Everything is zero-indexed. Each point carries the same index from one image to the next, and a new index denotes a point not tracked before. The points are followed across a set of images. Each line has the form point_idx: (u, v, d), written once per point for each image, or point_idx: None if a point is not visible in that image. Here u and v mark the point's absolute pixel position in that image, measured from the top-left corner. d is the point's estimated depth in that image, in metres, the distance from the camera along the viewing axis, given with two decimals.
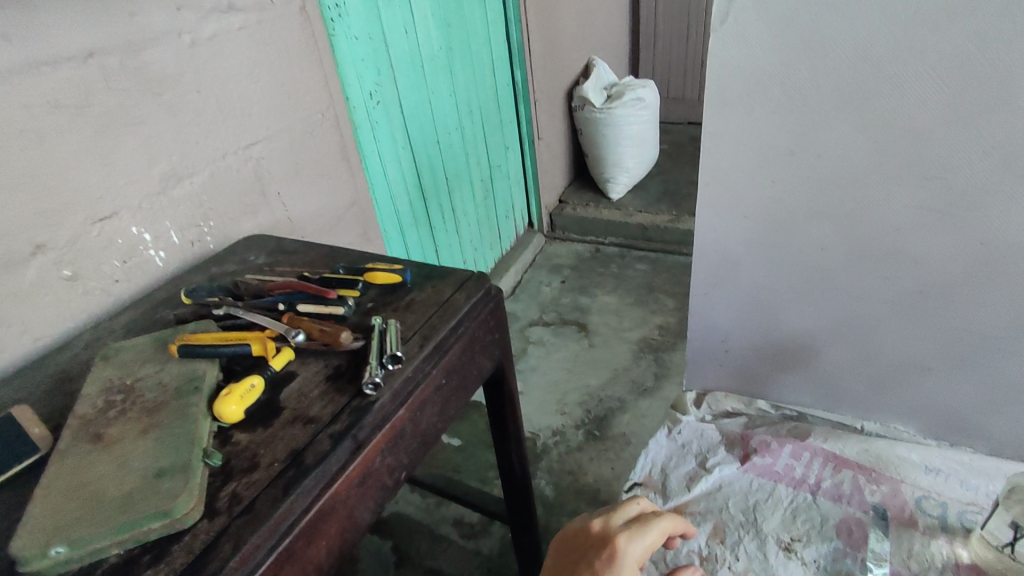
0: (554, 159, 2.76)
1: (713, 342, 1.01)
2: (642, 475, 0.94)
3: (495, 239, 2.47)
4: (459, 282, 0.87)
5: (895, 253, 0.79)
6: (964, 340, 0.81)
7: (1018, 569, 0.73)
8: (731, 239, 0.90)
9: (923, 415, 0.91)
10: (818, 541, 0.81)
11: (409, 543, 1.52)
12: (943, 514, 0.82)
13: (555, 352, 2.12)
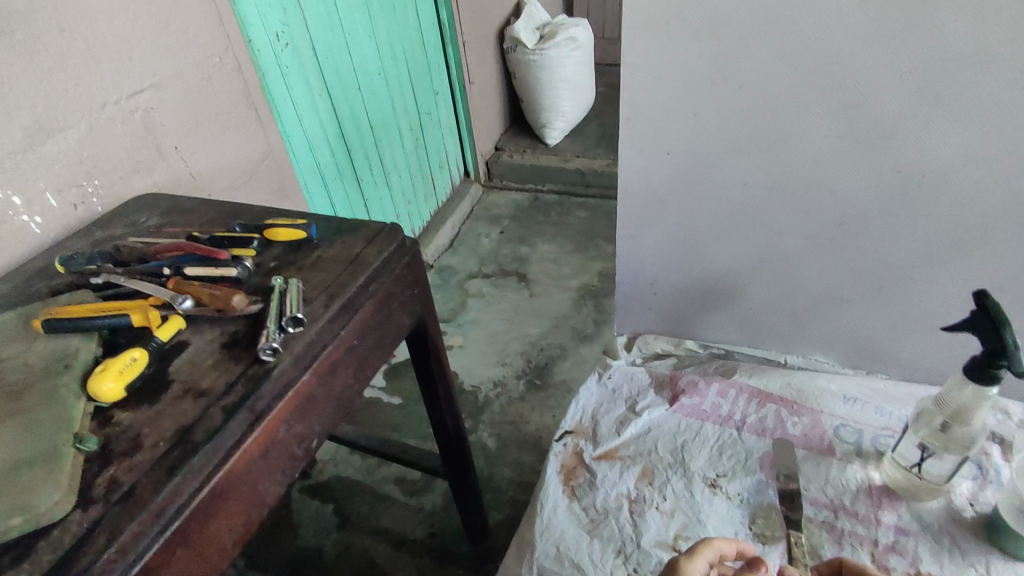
0: (489, 105, 2.66)
1: (641, 285, 0.99)
2: (573, 423, 0.93)
3: (429, 190, 2.39)
4: (371, 234, 0.80)
5: (815, 186, 0.78)
6: (881, 271, 0.82)
7: (925, 487, 0.75)
8: (655, 179, 0.87)
9: (843, 346, 0.93)
10: (742, 475, 0.83)
11: (351, 504, 1.51)
12: (859, 440, 0.85)
13: (495, 304, 2.09)
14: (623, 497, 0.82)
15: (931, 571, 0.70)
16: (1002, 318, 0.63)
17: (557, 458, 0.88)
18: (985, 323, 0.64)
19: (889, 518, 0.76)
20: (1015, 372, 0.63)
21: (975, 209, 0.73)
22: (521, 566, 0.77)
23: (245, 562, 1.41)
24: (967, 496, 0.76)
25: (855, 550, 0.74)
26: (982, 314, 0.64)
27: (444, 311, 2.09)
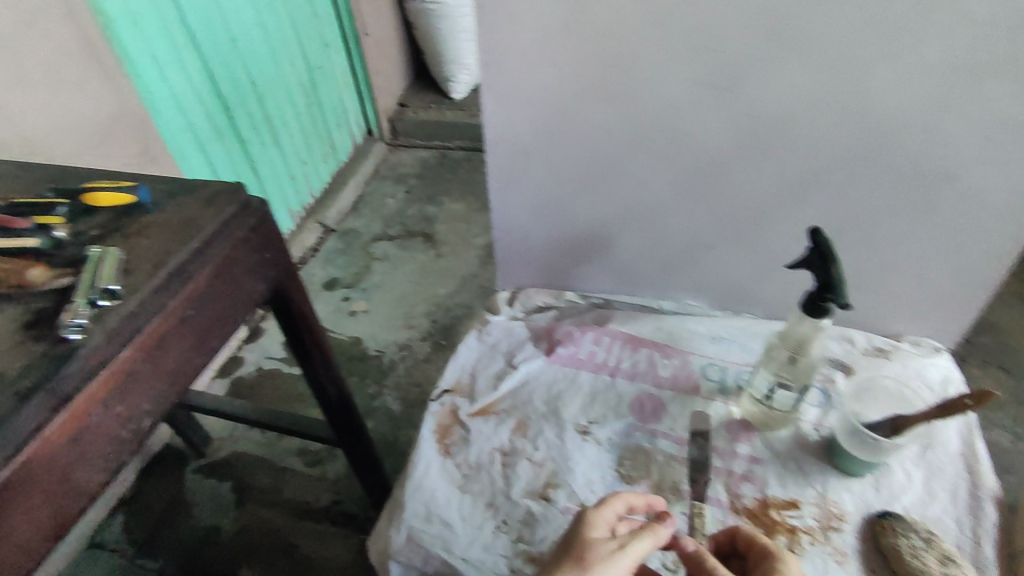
0: (390, 56, 2.51)
1: (518, 239, 0.98)
2: (451, 381, 0.91)
3: (327, 150, 2.22)
4: (209, 196, 0.73)
5: (672, 132, 0.78)
6: (739, 215, 0.84)
7: (774, 416, 0.80)
8: (520, 129, 0.84)
9: (712, 290, 0.95)
10: (613, 420, 0.84)
11: (250, 479, 1.46)
12: (723, 378, 0.88)
13: (401, 267, 2.04)
14: (496, 451, 0.82)
15: (776, 494, 0.75)
16: (831, 255, 0.65)
17: (433, 417, 0.87)
18: (817, 261, 0.67)
19: (743, 450, 0.79)
20: (840, 305, 0.66)
21: (821, 150, 0.74)
22: (392, 528, 0.76)
23: (136, 550, 1.34)
24: (813, 422, 0.81)
25: (711, 482, 0.77)
26: (815, 252, 0.67)
27: (347, 275, 2.02)
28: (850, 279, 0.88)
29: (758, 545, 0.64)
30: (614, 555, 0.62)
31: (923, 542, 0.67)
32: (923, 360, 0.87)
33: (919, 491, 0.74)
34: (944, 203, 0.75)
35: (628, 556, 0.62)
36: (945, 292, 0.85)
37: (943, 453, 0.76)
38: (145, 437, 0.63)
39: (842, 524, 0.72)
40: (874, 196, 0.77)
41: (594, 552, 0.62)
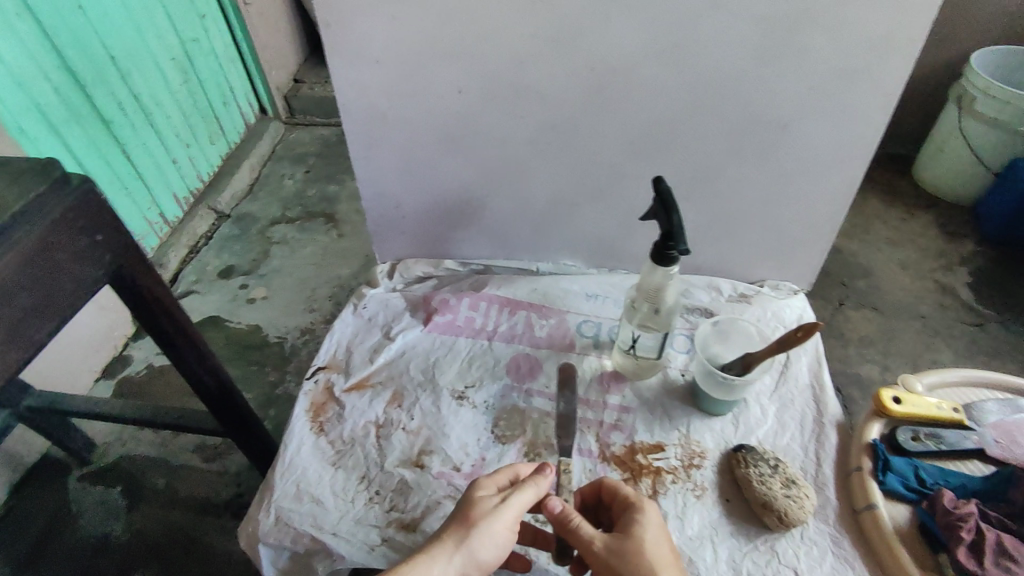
0: (279, 27, 2.35)
1: (389, 208, 0.95)
2: (326, 358, 0.89)
3: (215, 130, 2.06)
4: (19, 173, 0.67)
5: (523, 89, 0.77)
6: (596, 171, 0.85)
7: (642, 366, 0.82)
8: (372, 92, 0.81)
9: (585, 248, 0.96)
10: (488, 383, 0.84)
11: (142, 482, 1.32)
12: (597, 334, 0.89)
13: (301, 249, 1.94)
14: (371, 424, 0.80)
15: (643, 439, 0.77)
16: (671, 202, 0.67)
17: (306, 396, 0.84)
18: (661, 210, 0.68)
19: (614, 400, 0.81)
20: (683, 251, 0.68)
21: (665, 99, 0.76)
22: (259, 512, 0.72)
23: (12, 569, 1.18)
24: (680, 369, 0.84)
25: (583, 434, 0.78)
26: (659, 200, 0.68)
27: (244, 262, 1.90)
28: (712, 228, 0.91)
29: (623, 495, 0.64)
30: (499, 510, 0.59)
31: (771, 468, 0.71)
32: (781, 302, 0.91)
33: (772, 424, 0.78)
34: (782, 149, 0.79)
35: (513, 509, 0.60)
36: (795, 236, 0.90)
37: (794, 386, 0.82)
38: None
39: (702, 461, 0.75)
40: (718, 145, 0.80)
41: (478, 509, 0.59)
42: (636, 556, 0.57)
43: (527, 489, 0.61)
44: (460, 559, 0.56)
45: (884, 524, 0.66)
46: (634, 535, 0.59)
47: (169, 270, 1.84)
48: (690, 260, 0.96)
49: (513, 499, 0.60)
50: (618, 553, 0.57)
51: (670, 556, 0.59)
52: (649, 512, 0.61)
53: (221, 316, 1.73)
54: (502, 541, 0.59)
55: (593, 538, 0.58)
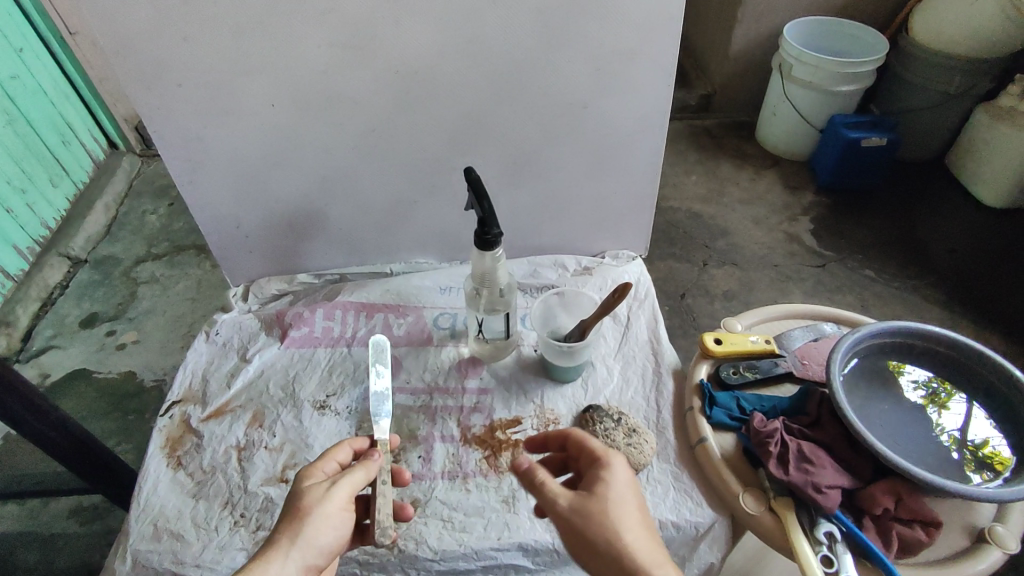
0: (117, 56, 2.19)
1: (229, 230, 0.93)
2: (180, 391, 0.86)
3: (55, 171, 1.90)
4: None
5: (332, 97, 0.79)
6: (425, 168, 0.88)
7: (495, 347, 0.87)
8: (181, 114, 0.79)
9: (434, 244, 0.99)
10: (350, 388, 0.85)
11: (11, 561, 1.16)
12: (453, 324, 0.93)
13: (172, 286, 1.83)
14: (232, 448, 0.79)
15: (502, 416, 0.81)
16: (482, 189, 0.72)
17: (160, 433, 0.82)
18: (475, 197, 0.73)
19: (473, 384, 0.85)
20: (496, 236, 0.73)
21: (469, 89, 0.80)
22: (115, 561, 0.70)
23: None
24: (532, 344, 0.90)
25: (445, 421, 0.81)
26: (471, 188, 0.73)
27: (109, 307, 1.77)
28: (549, 208, 0.96)
29: (595, 449, 0.57)
30: (330, 493, 0.57)
31: (615, 421, 0.78)
32: (620, 268, 0.99)
33: (618, 381, 0.85)
34: (587, 128, 0.86)
35: (344, 490, 0.58)
36: (624, 208, 0.97)
37: (635, 343, 0.89)
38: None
39: (557, 427, 0.80)
40: (530, 130, 0.85)
41: (307, 499, 0.57)
42: (602, 514, 0.51)
43: (356, 468, 0.60)
44: (297, 555, 0.54)
45: (713, 454, 0.73)
46: (600, 493, 0.53)
47: (20, 328, 1.71)
48: (537, 242, 1.01)
49: (343, 483, 0.58)
50: (581, 512, 0.52)
51: (640, 515, 0.52)
52: (618, 472, 0.55)
53: (88, 367, 1.61)
54: (340, 526, 0.57)
55: (558, 495, 0.53)
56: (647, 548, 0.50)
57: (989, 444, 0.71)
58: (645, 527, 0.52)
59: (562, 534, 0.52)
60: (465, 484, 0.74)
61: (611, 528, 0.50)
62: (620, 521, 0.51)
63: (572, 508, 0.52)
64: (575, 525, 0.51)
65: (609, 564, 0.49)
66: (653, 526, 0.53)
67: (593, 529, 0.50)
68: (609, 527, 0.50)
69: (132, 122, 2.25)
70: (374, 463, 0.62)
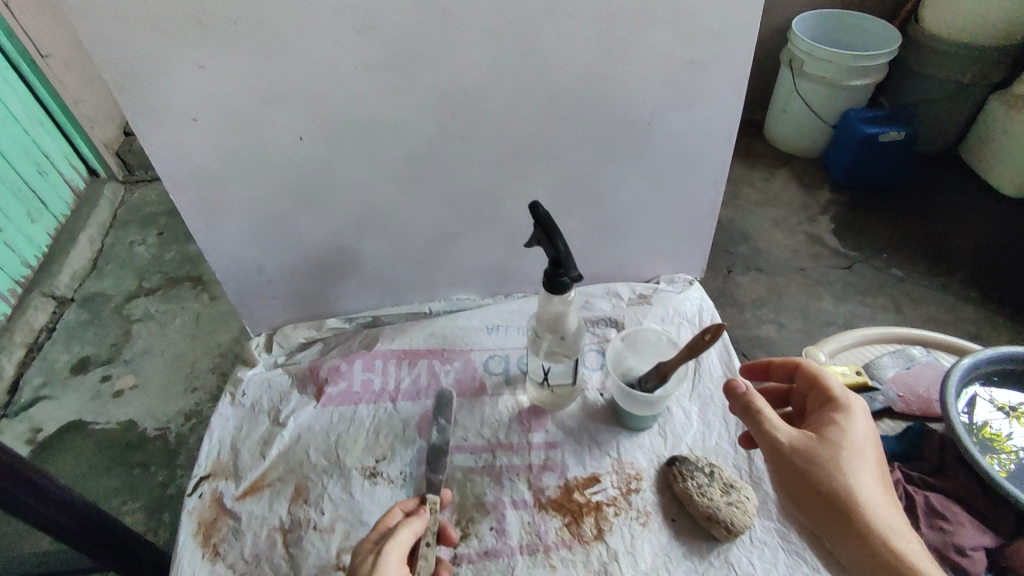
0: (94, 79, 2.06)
1: (249, 276, 0.83)
2: (208, 465, 0.76)
3: (33, 205, 1.77)
4: None
5: (370, 124, 0.70)
6: (471, 197, 0.79)
7: (560, 396, 0.78)
8: (196, 151, 0.69)
9: (477, 278, 0.90)
10: (401, 451, 0.76)
11: None
12: (506, 368, 0.84)
13: (169, 323, 1.71)
14: (276, 531, 0.70)
15: (576, 474, 0.73)
16: (553, 226, 0.62)
17: (190, 517, 0.72)
18: (544, 236, 0.63)
19: (538, 438, 0.76)
20: (575, 279, 0.63)
21: (524, 109, 0.72)
22: None
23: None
24: (597, 388, 0.81)
25: (513, 484, 0.72)
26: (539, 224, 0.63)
27: (101, 350, 1.65)
28: (603, 232, 0.88)
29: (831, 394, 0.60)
30: (379, 564, 0.53)
31: (708, 476, 0.69)
32: (679, 295, 0.90)
33: (698, 426, 0.77)
34: (650, 148, 0.78)
35: (394, 555, 0.54)
36: (681, 229, 0.89)
37: (709, 379, 0.81)
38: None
39: (640, 483, 0.72)
40: (587, 151, 0.77)
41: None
42: (827, 461, 0.55)
43: (399, 530, 0.56)
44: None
45: None
46: (832, 444, 0.56)
47: (6, 379, 1.58)
48: (587, 269, 0.93)
49: (387, 551, 0.54)
50: (808, 459, 0.56)
51: (868, 467, 0.56)
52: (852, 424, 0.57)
53: (83, 419, 1.49)
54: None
55: (784, 436, 0.57)
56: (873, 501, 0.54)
57: (989, 427, 0.68)
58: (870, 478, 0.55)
59: (778, 467, 0.57)
60: (548, 559, 0.66)
61: (838, 479, 0.54)
62: (850, 476, 0.54)
63: (794, 450, 0.56)
64: (797, 465, 0.56)
65: (825, 505, 0.54)
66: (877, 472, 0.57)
67: (819, 474, 0.55)
68: (835, 480, 0.54)
69: (112, 148, 2.11)
70: (419, 518, 0.58)
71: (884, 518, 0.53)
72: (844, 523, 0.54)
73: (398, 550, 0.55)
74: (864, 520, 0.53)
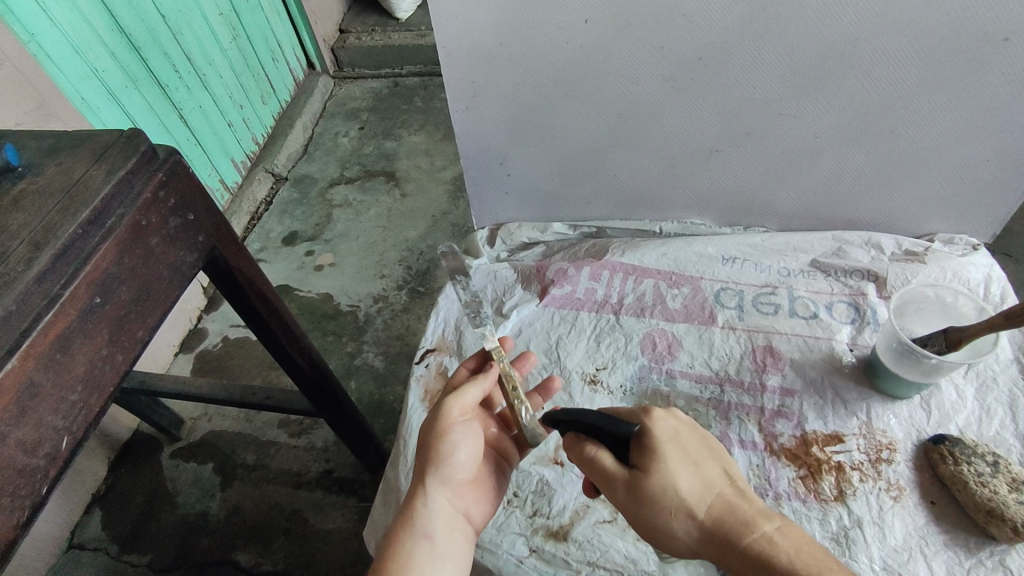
0: None
1: (492, 165, 0.85)
2: (434, 340, 0.81)
3: (268, 91, 1.79)
4: (102, 149, 0.57)
5: (665, 12, 0.63)
6: (746, 110, 0.71)
7: (782, 325, 0.75)
8: (479, 27, 0.67)
9: (717, 205, 0.85)
10: (622, 364, 0.75)
11: (232, 458, 1.15)
12: (740, 303, 0.78)
13: (364, 212, 1.67)
14: None
15: (817, 429, 0.67)
16: (577, 412, 0.54)
17: (419, 383, 0.77)
18: (575, 430, 0.54)
19: (773, 382, 0.71)
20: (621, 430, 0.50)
21: (850, 11, 0.60)
22: (387, 516, 0.68)
23: (121, 545, 1.05)
24: (848, 342, 0.73)
25: (742, 423, 0.69)
26: (567, 423, 0.54)
27: (307, 227, 1.65)
28: (888, 171, 0.76)
29: (625, 410, 0.55)
30: (442, 416, 0.55)
31: (990, 466, 0.61)
32: (962, 258, 0.79)
33: (974, 409, 0.67)
34: (991, 70, 0.63)
35: (456, 409, 0.56)
36: (987, 182, 0.75)
37: (997, 360, 0.69)
38: (55, 477, 0.50)
39: (893, 454, 0.65)
40: (908, 71, 0.64)
41: (425, 429, 0.56)
42: (651, 498, 0.49)
43: (464, 387, 0.57)
44: (434, 481, 0.53)
45: None
46: (648, 466, 0.49)
47: None
48: (847, 213, 0.83)
49: (449, 401, 0.56)
50: (641, 497, 0.49)
51: (689, 470, 0.50)
52: (661, 428, 0.51)
53: (289, 284, 1.52)
54: (467, 442, 0.55)
55: (612, 479, 0.51)
56: (726, 507, 0.48)
57: None
58: (704, 473, 0.50)
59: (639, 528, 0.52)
60: (779, 506, 0.63)
61: (675, 509, 0.49)
62: (676, 501, 0.48)
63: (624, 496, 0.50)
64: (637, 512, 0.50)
65: (692, 538, 0.48)
66: (706, 468, 0.50)
67: (656, 509, 0.49)
68: (666, 509, 0.49)
69: (328, 43, 2.06)
70: (485, 377, 0.58)
71: (724, 514, 0.48)
72: (721, 548, 0.47)
73: (460, 402, 0.56)
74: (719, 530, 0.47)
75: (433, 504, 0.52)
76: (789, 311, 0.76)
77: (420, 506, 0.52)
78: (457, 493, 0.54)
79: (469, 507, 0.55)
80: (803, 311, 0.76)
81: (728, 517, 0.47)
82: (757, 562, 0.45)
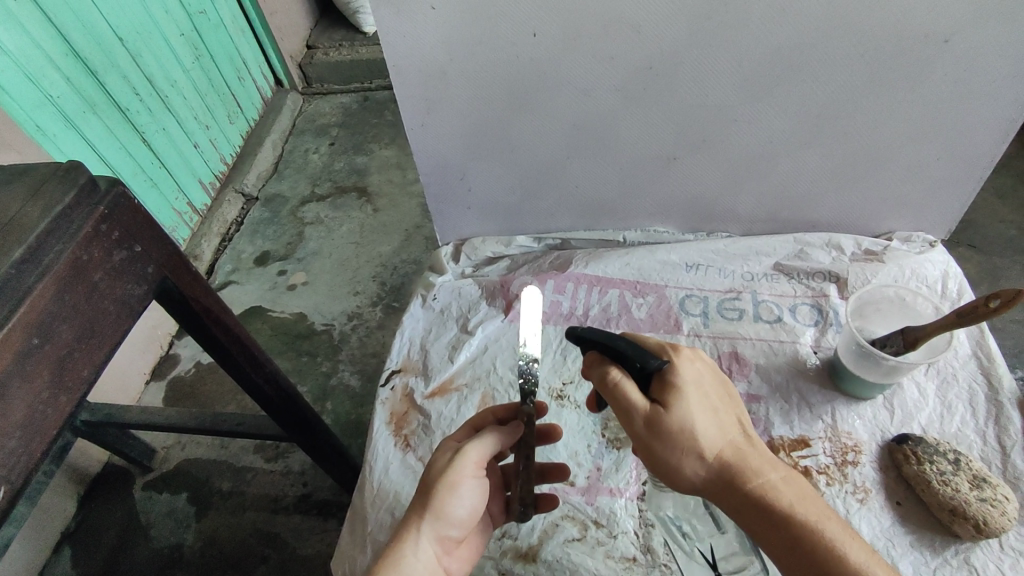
0: None
1: (452, 180, 0.84)
2: (400, 360, 0.80)
3: (234, 110, 1.76)
4: (40, 183, 0.56)
5: (612, 24, 0.63)
6: (700, 116, 0.71)
7: (746, 330, 0.75)
8: (428, 44, 0.67)
9: (680, 212, 0.85)
10: None
11: (206, 487, 1.12)
12: (704, 310, 0.78)
13: (336, 229, 1.65)
14: None
15: (783, 434, 0.67)
16: (608, 335, 0.50)
17: (385, 406, 0.76)
18: (601, 351, 0.50)
19: (739, 387, 0.71)
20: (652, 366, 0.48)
21: (795, 16, 0.60)
22: (354, 548, 0.66)
23: None
24: (811, 345, 0.74)
25: None
26: (595, 344, 0.50)
27: (279, 246, 1.63)
28: (842, 172, 0.77)
29: (651, 342, 0.52)
30: (456, 463, 0.53)
31: (952, 464, 0.61)
32: (920, 256, 0.79)
33: (935, 407, 0.67)
34: (935, 70, 0.64)
35: (470, 463, 0.53)
36: (941, 179, 0.76)
37: (955, 356, 0.70)
38: None
39: (858, 456, 0.65)
40: (852, 73, 0.65)
41: (435, 467, 0.54)
42: (673, 438, 0.47)
43: (484, 442, 0.54)
44: (428, 528, 0.51)
45: None
46: (672, 404, 0.47)
47: (203, 262, 1.59)
48: (807, 215, 0.84)
49: (465, 455, 0.53)
50: (657, 434, 0.47)
51: (710, 415, 0.48)
52: (688, 370, 0.49)
53: (261, 305, 1.49)
54: (470, 499, 0.54)
55: (632, 411, 0.48)
56: (739, 452, 0.47)
57: None
58: (721, 419, 0.48)
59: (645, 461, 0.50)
60: None
61: (692, 452, 0.47)
62: (695, 446, 0.47)
63: (643, 430, 0.48)
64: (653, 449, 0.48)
65: (699, 478, 0.47)
66: (725, 413, 0.49)
67: (672, 448, 0.47)
68: (682, 451, 0.47)
69: (296, 59, 2.04)
70: (505, 436, 0.55)
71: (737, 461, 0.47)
72: (728, 489, 0.47)
73: (476, 458, 0.53)
74: (731, 475, 0.46)
75: (422, 552, 0.50)
76: (753, 316, 0.76)
77: (409, 552, 0.50)
78: (443, 547, 0.53)
79: (450, 562, 0.55)
80: (766, 315, 0.76)
81: (739, 463, 0.47)
82: (760, 508, 0.45)
